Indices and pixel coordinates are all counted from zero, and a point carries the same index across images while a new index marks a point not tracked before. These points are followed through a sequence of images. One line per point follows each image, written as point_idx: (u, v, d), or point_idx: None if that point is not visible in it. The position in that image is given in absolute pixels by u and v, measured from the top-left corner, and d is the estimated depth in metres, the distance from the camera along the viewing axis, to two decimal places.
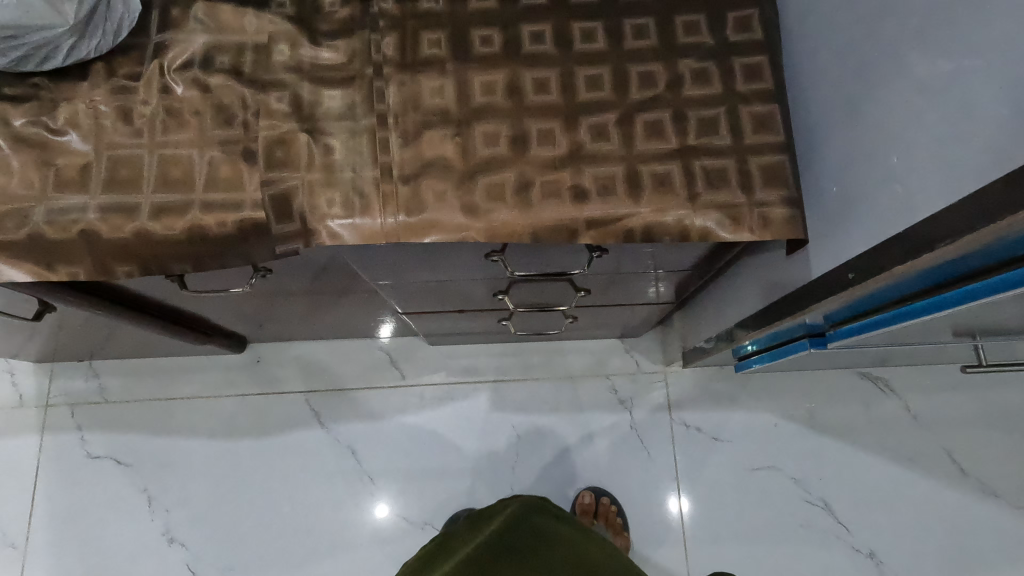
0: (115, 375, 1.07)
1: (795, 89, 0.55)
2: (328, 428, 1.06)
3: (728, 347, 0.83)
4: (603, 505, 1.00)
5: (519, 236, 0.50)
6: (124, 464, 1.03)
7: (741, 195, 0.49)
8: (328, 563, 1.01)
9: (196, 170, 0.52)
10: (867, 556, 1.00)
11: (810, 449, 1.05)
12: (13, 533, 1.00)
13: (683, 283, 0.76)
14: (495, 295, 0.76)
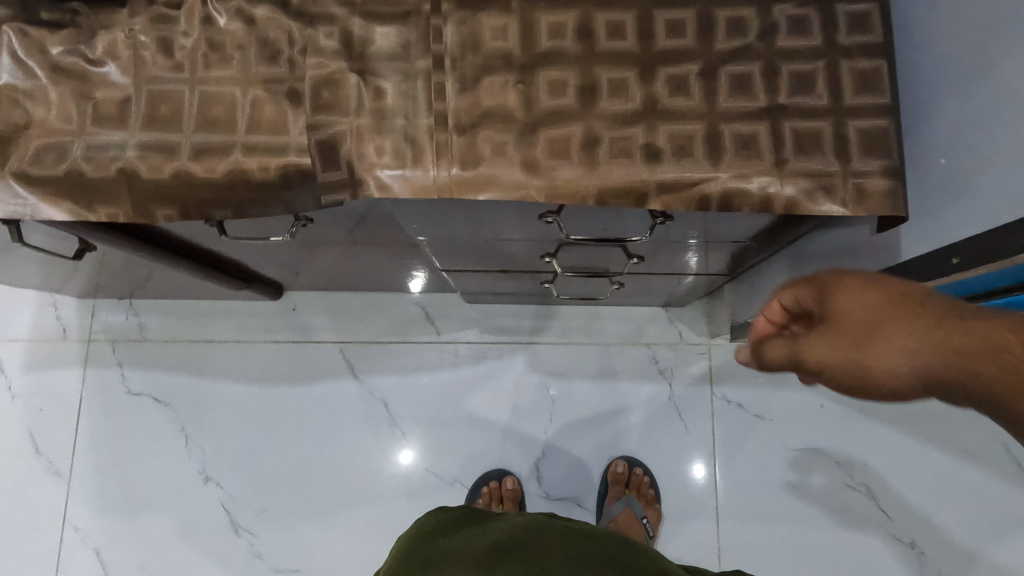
0: (155, 315, 1.08)
1: (915, 45, 0.48)
2: (360, 379, 1.05)
3: None
4: (636, 475, 0.98)
5: (582, 198, 0.45)
6: (162, 402, 1.05)
7: (835, 163, 0.44)
8: (358, 512, 1.01)
9: (239, 110, 0.49)
10: (908, 546, 0.96)
11: (857, 433, 1.00)
12: (58, 461, 1.03)
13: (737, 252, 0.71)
14: (542, 258, 0.73)
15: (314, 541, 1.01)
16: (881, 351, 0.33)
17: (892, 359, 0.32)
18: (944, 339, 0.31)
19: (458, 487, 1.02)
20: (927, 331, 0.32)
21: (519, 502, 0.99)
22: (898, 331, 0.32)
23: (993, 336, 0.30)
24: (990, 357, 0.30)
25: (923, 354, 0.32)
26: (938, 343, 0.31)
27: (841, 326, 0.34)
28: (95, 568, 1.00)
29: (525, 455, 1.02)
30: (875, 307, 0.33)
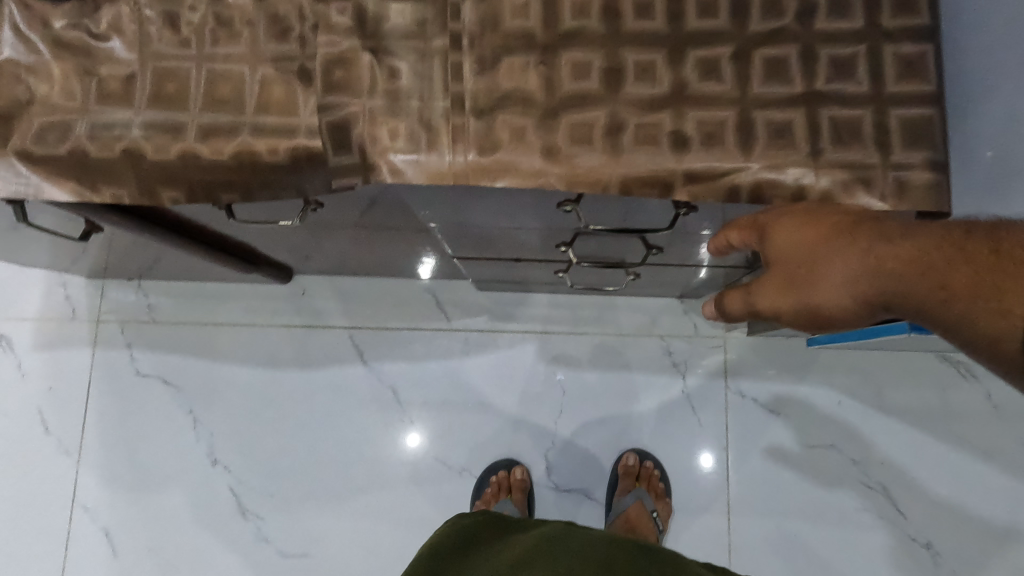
0: (164, 296, 1.07)
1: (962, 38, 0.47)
2: (369, 365, 1.04)
3: None
4: (646, 468, 0.97)
5: (605, 188, 0.43)
6: (171, 384, 1.05)
7: (874, 154, 0.41)
8: (366, 498, 1.01)
9: (247, 89, 0.47)
10: (923, 546, 0.95)
11: (875, 431, 0.98)
12: (67, 441, 1.03)
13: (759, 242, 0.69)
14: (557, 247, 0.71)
15: (321, 526, 1.00)
16: (820, 286, 0.39)
17: (830, 290, 0.38)
18: (871, 265, 0.36)
19: (466, 476, 1.01)
20: (854, 260, 0.37)
21: (528, 492, 0.98)
22: (829, 265, 0.38)
23: (907, 254, 0.35)
24: (905, 274, 0.35)
25: (854, 281, 0.37)
26: (864, 271, 0.36)
27: (786, 268, 0.41)
28: (104, 547, 1.01)
29: (535, 446, 1.01)
30: (811, 245, 0.39)
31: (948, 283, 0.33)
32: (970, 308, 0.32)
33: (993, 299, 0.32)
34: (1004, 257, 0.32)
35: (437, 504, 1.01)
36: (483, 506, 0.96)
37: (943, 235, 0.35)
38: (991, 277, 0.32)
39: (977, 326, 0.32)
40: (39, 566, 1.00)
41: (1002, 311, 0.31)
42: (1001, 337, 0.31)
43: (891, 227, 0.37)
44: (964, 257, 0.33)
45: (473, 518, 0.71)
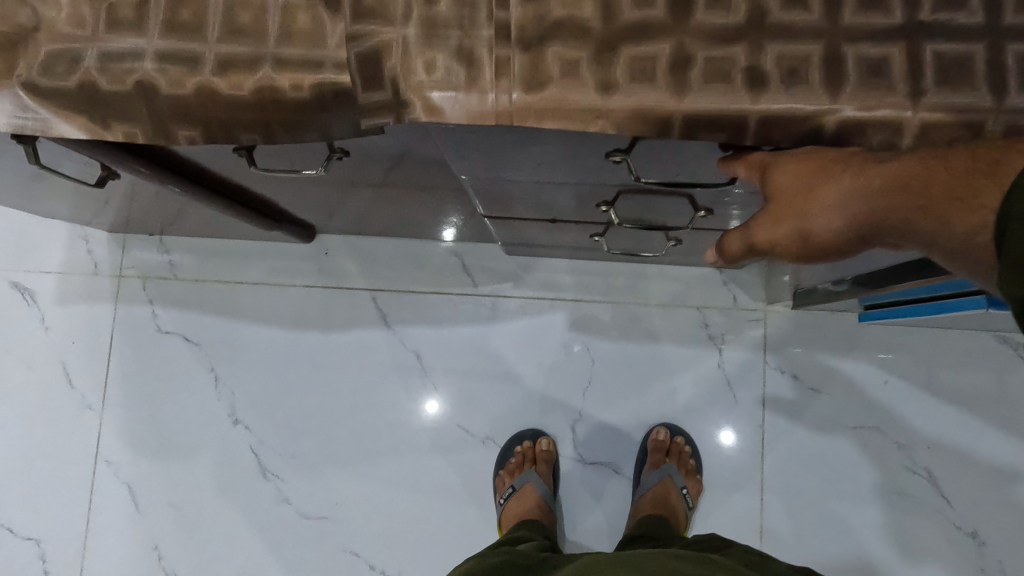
0: (185, 253, 1.05)
1: None
2: (393, 329, 1.01)
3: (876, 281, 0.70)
4: (677, 444, 0.94)
5: (667, 131, 0.39)
6: (192, 342, 1.03)
7: (987, 97, 0.36)
8: (386, 464, 0.99)
9: (269, 17, 0.42)
10: (968, 536, 0.90)
11: (922, 414, 0.93)
12: (90, 395, 1.03)
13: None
14: (597, 206, 0.66)
15: (342, 489, 0.99)
16: (814, 214, 0.39)
17: (822, 217, 0.39)
18: (859, 188, 0.37)
19: (490, 445, 0.99)
20: (846, 185, 0.37)
21: (553, 464, 0.96)
22: (823, 192, 0.38)
23: (895, 175, 0.36)
24: (894, 191, 0.36)
25: (846, 206, 0.38)
26: (855, 195, 0.37)
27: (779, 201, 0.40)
28: (127, 502, 1.01)
29: (562, 417, 0.98)
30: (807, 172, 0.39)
31: (929, 191, 0.35)
32: (946, 213, 0.35)
33: (968, 199, 0.34)
34: (976, 161, 0.35)
35: (460, 472, 0.98)
36: (507, 475, 0.94)
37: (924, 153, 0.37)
38: (966, 181, 0.35)
39: (953, 226, 0.35)
40: (65, 516, 1.01)
41: (976, 209, 0.34)
42: (972, 231, 0.35)
43: (882, 152, 0.37)
44: (943, 167, 0.36)
45: (496, 560, 0.70)
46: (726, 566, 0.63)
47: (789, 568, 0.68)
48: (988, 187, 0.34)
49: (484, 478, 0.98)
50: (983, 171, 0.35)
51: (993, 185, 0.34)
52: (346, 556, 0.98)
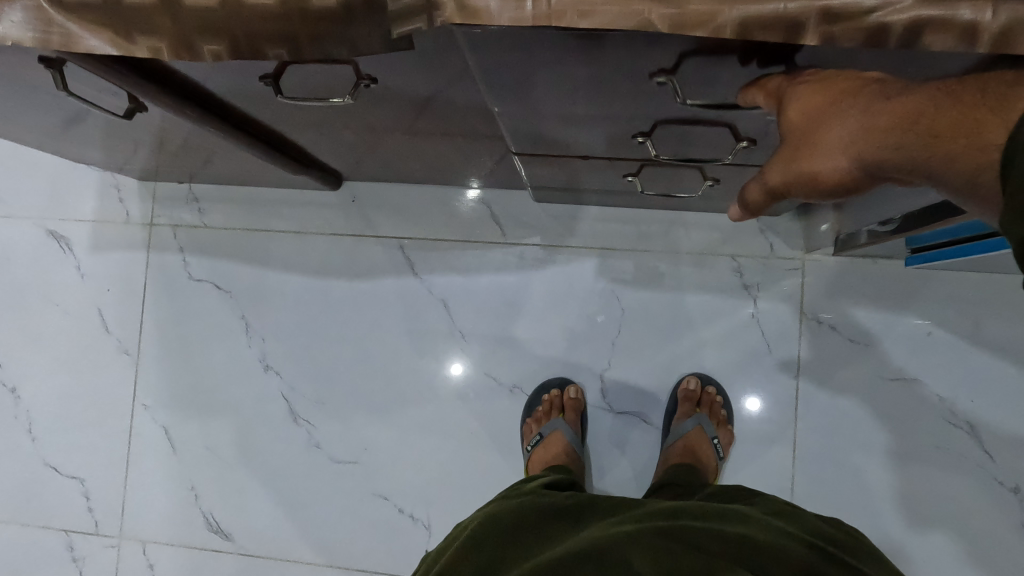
0: (214, 201, 1.05)
1: None
2: (420, 278, 1.01)
3: (930, 221, 0.66)
4: (708, 394, 0.92)
5: (718, 31, 0.36)
6: (223, 290, 1.04)
7: None
8: (413, 411, 0.99)
9: None
10: (1011, 491, 0.88)
11: (966, 365, 0.90)
12: (126, 340, 1.06)
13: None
14: (634, 138, 0.61)
15: (372, 435, 1.00)
16: (822, 152, 0.39)
17: (831, 156, 0.38)
18: (865, 122, 0.36)
19: (517, 394, 0.98)
20: (852, 119, 0.37)
21: (581, 412, 0.95)
22: (832, 127, 0.38)
23: (901, 108, 0.35)
24: (899, 128, 0.35)
25: (853, 141, 0.37)
26: (862, 130, 0.36)
27: (794, 137, 0.40)
28: (163, 444, 1.04)
29: (590, 367, 0.97)
30: (815, 106, 0.39)
31: (935, 128, 0.34)
32: (954, 149, 0.33)
33: (973, 135, 0.33)
34: (986, 98, 0.33)
35: (487, 421, 0.98)
36: (534, 423, 0.94)
37: (937, 87, 0.35)
38: (972, 119, 0.33)
39: (958, 166, 0.33)
40: (106, 456, 1.05)
41: (978, 145, 0.32)
42: (977, 170, 0.33)
43: (893, 87, 0.37)
44: (952, 102, 0.34)
45: (514, 503, 0.66)
46: (754, 516, 0.60)
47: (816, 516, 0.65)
48: (993, 125, 0.32)
49: (511, 426, 0.98)
50: (992, 107, 0.33)
51: (996, 123, 0.32)
52: (377, 500, 0.99)
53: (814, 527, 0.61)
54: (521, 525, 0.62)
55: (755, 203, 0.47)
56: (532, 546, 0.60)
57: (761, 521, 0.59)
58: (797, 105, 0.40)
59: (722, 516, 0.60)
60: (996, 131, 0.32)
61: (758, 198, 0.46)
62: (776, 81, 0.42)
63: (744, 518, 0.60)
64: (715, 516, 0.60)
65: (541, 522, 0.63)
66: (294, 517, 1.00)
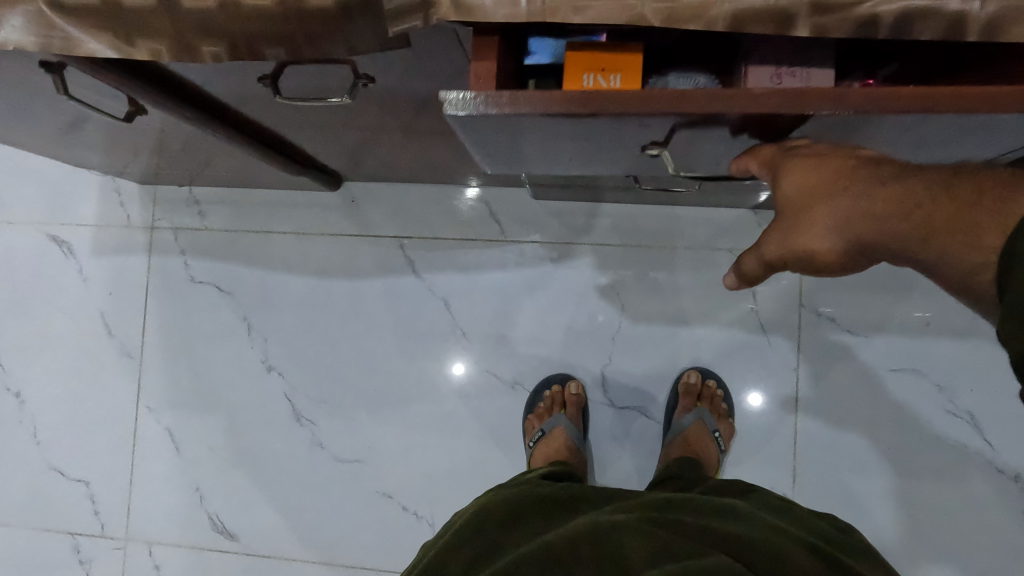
0: (214, 204, 1.05)
1: None
2: (420, 276, 1.01)
3: None
4: (708, 387, 0.93)
5: (720, 100, 0.35)
6: (225, 292, 1.04)
7: None
8: (416, 409, 1.00)
9: None
10: (1011, 479, 0.88)
11: (965, 355, 0.90)
12: (129, 343, 1.06)
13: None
14: None
15: (375, 434, 1.00)
16: (820, 232, 0.37)
17: (829, 238, 0.37)
18: (865, 207, 0.36)
19: (519, 391, 0.99)
20: (851, 202, 0.36)
21: (582, 408, 0.96)
22: (831, 207, 0.37)
23: (904, 198, 0.35)
24: (900, 217, 0.35)
25: (853, 224, 0.36)
26: (862, 214, 0.36)
27: (786, 213, 0.39)
28: (167, 445, 1.04)
29: (590, 362, 0.98)
30: (812, 186, 0.38)
31: (935, 222, 0.35)
32: (952, 245, 0.35)
33: (972, 236, 0.34)
34: (981, 196, 0.35)
35: (489, 419, 0.99)
36: (536, 419, 0.95)
37: (932, 180, 0.36)
38: (970, 218, 0.34)
39: (955, 262, 0.35)
40: (112, 459, 1.05)
41: (976, 246, 0.34)
42: (976, 268, 0.35)
43: (890, 173, 0.36)
44: (948, 196, 0.35)
45: (505, 494, 0.64)
46: (751, 511, 0.59)
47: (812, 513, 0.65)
48: (994, 226, 0.34)
49: (513, 423, 0.99)
50: (988, 207, 0.34)
51: (998, 226, 0.34)
52: (381, 498, 1.00)
53: (810, 525, 0.60)
54: (515, 516, 0.60)
55: (735, 277, 0.45)
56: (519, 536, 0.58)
57: (755, 519, 0.57)
58: (793, 180, 0.38)
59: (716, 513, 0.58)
60: (993, 234, 0.34)
61: (740, 272, 0.44)
62: (771, 150, 0.40)
63: (737, 515, 0.58)
64: (708, 513, 0.58)
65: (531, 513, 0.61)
66: (299, 517, 1.01)
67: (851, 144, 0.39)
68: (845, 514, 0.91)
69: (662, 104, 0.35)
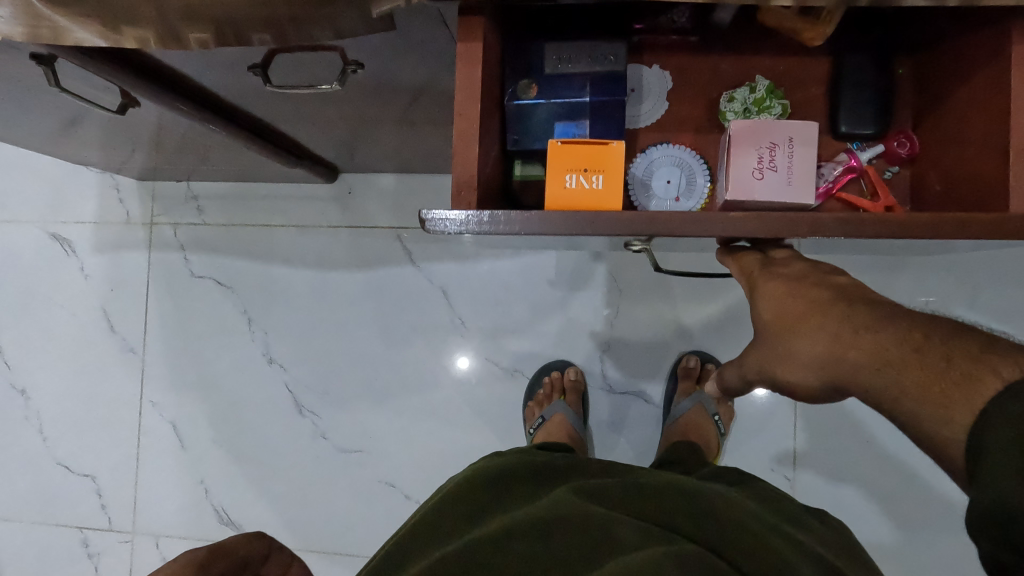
0: (212, 198, 1.06)
1: None
2: (418, 266, 1.01)
3: None
4: (707, 370, 0.93)
5: (704, 224, 0.45)
6: (224, 286, 1.05)
7: None
8: (417, 398, 1.00)
9: None
10: None
11: None
12: (132, 339, 1.07)
13: (844, 85, 0.60)
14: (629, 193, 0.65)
15: (376, 423, 1.01)
16: (799, 363, 0.46)
17: (806, 370, 0.46)
18: (838, 350, 0.44)
19: (518, 377, 0.99)
20: (824, 341, 0.45)
21: (581, 393, 0.96)
22: (807, 342, 0.46)
23: (873, 349, 0.43)
24: (869, 367, 0.43)
25: (825, 363, 0.45)
26: (834, 355, 0.44)
27: (769, 336, 0.49)
28: (171, 439, 1.05)
29: (590, 349, 0.98)
30: (792, 317, 0.47)
31: (902, 379, 0.41)
32: (919, 407, 0.41)
33: (936, 404, 0.40)
34: (950, 370, 0.40)
35: (490, 406, 0.99)
36: (536, 406, 0.95)
37: (904, 336, 0.43)
38: (936, 385, 0.40)
39: (924, 422, 0.41)
40: (117, 454, 1.07)
41: (945, 416, 0.39)
42: (944, 436, 0.40)
43: (864, 322, 0.44)
44: (916, 358, 0.41)
45: (500, 464, 0.63)
46: (745, 505, 0.57)
47: (805, 509, 0.63)
48: (963, 405, 0.39)
49: (513, 410, 0.99)
50: (955, 381, 0.40)
51: (966, 405, 0.39)
52: (383, 487, 1.00)
53: (808, 524, 0.59)
54: (504, 487, 0.60)
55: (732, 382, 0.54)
56: (510, 511, 0.56)
57: (754, 514, 0.55)
58: (772, 303, 0.49)
59: (716, 503, 0.55)
60: (958, 406, 0.39)
61: (734, 380, 0.54)
62: (754, 265, 0.53)
63: (739, 508, 0.55)
64: (709, 501, 0.56)
65: (526, 489, 0.59)
66: (302, 508, 1.02)
67: (828, 272, 0.50)
68: (844, 495, 0.92)
69: (659, 221, 0.45)
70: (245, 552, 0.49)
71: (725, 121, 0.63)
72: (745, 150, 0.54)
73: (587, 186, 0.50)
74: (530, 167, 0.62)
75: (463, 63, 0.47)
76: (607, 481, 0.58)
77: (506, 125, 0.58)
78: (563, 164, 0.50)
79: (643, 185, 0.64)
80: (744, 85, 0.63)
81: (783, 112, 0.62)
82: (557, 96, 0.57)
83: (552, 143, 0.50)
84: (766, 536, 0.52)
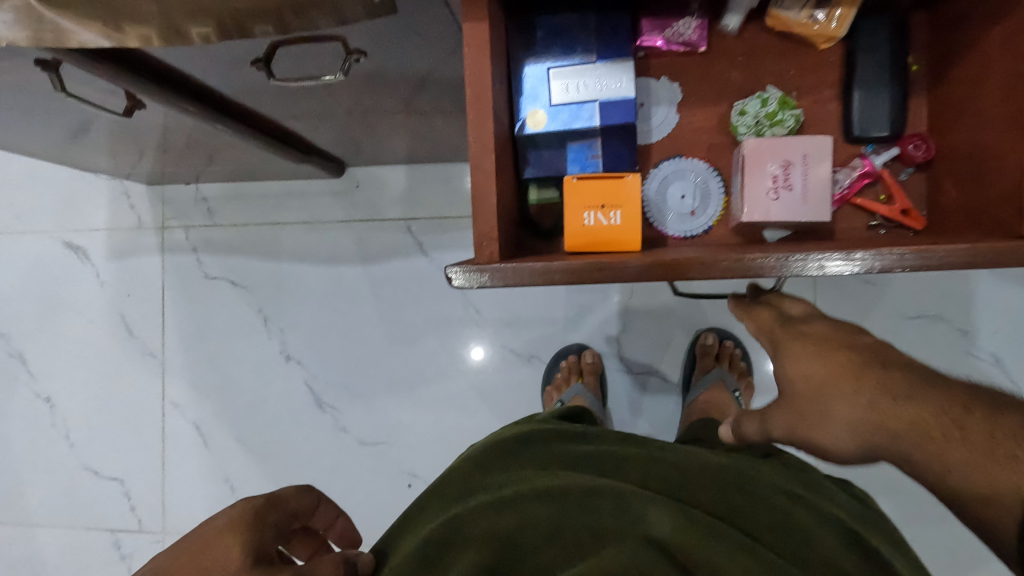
0: (221, 198, 1.06)
1: None
2: (429, 256, 1.01)
3: None
4: (726, 348, 0.93)
5: (716, 267, 0.45)
6: (238, 285, 1.05)
7: None
8: (435, 388, 1.01)
9: None
10: None
11: (988, 298, 0.89)
12: (150, 343, 1.08)
13: (859, 68, 0.58)
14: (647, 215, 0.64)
15: (395, 415, 1.01)
16: (830, 429, 0.43)
17: (838, 437, 0.43)
18: (874, 420, 0.41)
19: (535, 363, 0.99)
20: (858, 409, 0.42)
21: (599, 375, 0.95)
22: (838, 408, 0.43)
23: (912, 421, 0.40)
24: (907, 441, 0.40)
25: (859, 433, 0.42)
26: (868, 427, 0.41)
27: (795, 395, 0.46)
28: (195, 438, 1.07)
29: (606, 332, 0.97)
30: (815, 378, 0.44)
31: (943, 454, 0.38)
32: (964, 486, 0.38)
33: (986, 488, 0.37)
34: (999, 452, 0.37)
35: (507, 393, 0.99)
36: (554, 391, 0.95)
37: (945, 408, 0.39)
38: (987, 467, 0.37)
39: (972, 501, 0.38)
40: (143, 457, 1.08)
41: (992, 501, 0.37)
42: (994, 522, 0.37)
43: (902, 389, 0.41)
44: (961, 434, 0.38)
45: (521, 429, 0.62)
46: (766, 478, 0.55)
47: (828, 479, 0.62)
48: (1013, 488, 0.36)
49: (531, 395, 0.99)
50: (1006, 463, 0.36)
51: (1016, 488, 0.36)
52: (405, 477, 1.01)
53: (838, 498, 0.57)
54: (526, 453, 0.59)
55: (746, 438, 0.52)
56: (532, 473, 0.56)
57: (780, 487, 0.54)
58: (798, 363, 0.46)
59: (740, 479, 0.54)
60: (1008, 492, 0.36)
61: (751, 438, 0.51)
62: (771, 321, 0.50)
63: (764, 483, 0.54)
64: (733, 478, 0.55)
65: (547, 454, 0.59)
66: None
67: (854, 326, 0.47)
68: (869, 467, 0.91)
69: (674, 270, 0.45)
70: (300, 502, 0.47)
71: (738, 135, 0.61)
72: (756, 175, 0.56)
73: (605, 223, 0.52)
74: (546, 192, 0.61)
75: (474, 118, 0.48)
76: (629, 454, 0.58)
77: (519, 154, 0.59)
78: (581, 202, 0.52)
79: (659, 206, 0.63)
80: (755, 95, 0.61)
81: (795, 123, 0.60)
82: (564, 126, 0.56)
83: (568, 181, 0.52)
84: (790, 515, 0.51)
